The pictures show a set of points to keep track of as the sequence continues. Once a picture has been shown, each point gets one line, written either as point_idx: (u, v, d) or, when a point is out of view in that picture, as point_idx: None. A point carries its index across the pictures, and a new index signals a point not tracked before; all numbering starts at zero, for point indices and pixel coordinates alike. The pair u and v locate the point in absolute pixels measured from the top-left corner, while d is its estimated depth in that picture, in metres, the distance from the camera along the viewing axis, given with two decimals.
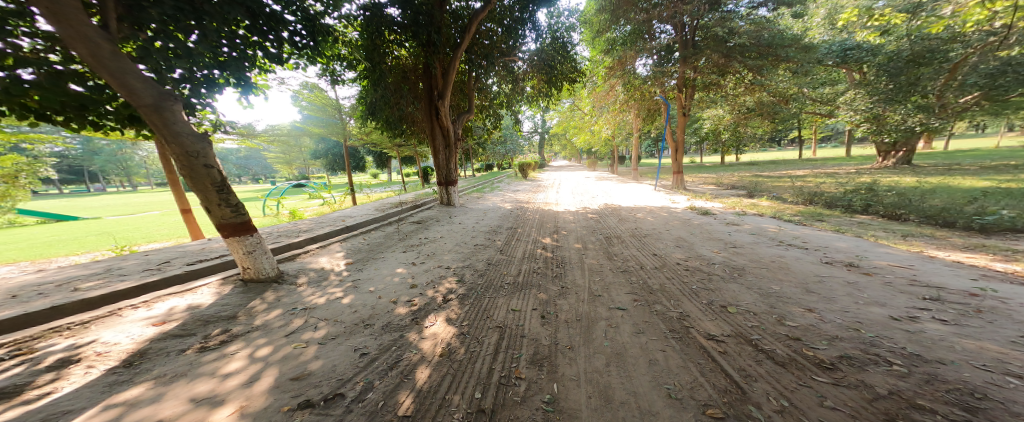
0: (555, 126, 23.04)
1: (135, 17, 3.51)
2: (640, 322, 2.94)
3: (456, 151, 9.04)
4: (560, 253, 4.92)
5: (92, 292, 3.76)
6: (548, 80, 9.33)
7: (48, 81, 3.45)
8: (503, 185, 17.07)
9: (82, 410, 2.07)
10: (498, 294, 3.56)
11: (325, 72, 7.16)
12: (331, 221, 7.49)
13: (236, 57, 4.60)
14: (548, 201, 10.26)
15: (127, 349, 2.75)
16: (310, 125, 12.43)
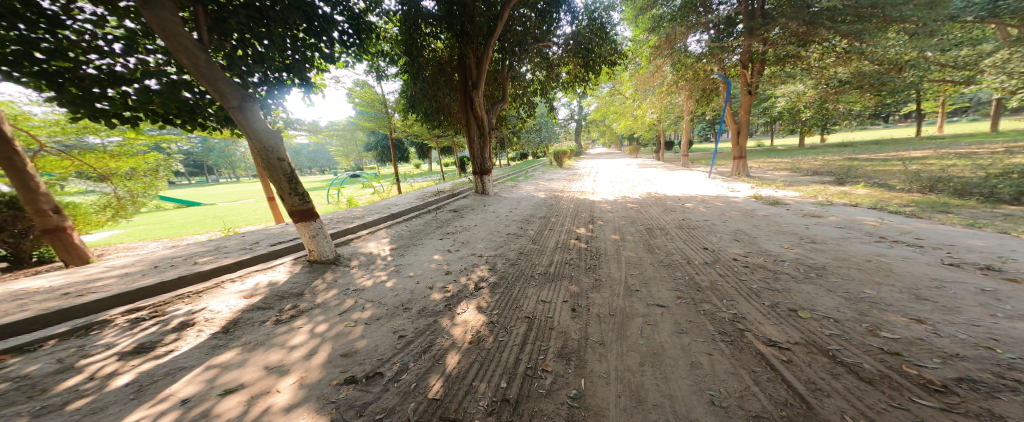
0: (592, 112, 21.98)
1: (220, 29, 4.00)
2: (683, 321, 2.72)
3: (490, 140, 9.07)
4: (596, 245, 4.73)
5: (206, 266, 4.50)
6: (585, 64, 8.90)
7: (167, 90, 4.12)
8: (538, 173, 16.93)
9: (191, 368, 2.48)
10: (529, 284, 3.54)
11: (371, 69, 7.60)
12: (379, 209, 8.06)
13: (299, 59, 5.01)
14: (584, 190, 9.95)
15: (226, 316, 3.24)
16: (360, 120, 13.41)
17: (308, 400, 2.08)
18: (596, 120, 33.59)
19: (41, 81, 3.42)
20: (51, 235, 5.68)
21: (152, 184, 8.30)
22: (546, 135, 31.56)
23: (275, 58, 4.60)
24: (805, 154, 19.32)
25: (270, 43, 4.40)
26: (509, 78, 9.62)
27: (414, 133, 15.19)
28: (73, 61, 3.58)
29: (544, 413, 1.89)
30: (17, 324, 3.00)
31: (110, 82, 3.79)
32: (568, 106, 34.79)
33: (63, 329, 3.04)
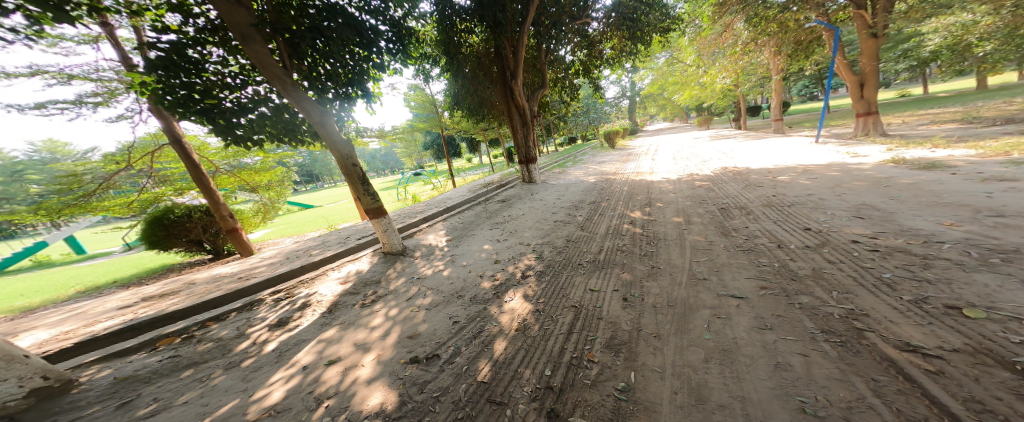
0: (647, 85, 20.11)
1: (295, 54, 4.57)
2: (767, 315, 2.34)
3: (533, 128, 8.98)
4: (653, 229, 4.40)
5: (323, 254, 5.31)
6: (628, 37, 8.18)
7: (273, 113, 4.90)
8: (588, 157, 16.27)
9: (305, 341, 2.97)
10: (575, 273, 3.49)
11: (419, 73, 8.08)
12: (437, 203, 8.63)
13: (359, 72, 5.42)
14: (641, 170, 9.26)
15: (328, 299, 3.80)
16: (415, 122, 14.38)
17: (383, 375, 2.33)
18: (651, 94, 30.84)
19: (203, 117, 4.30)
20: (232, 234, 7.48)
21: (281, 191, 10.02)
22: (597, 116, 29.99)
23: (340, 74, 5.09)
24: (947, 103, 15.01)
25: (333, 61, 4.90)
26: (547, 63, 9.27)
27: (462, 129, 15.77)
28: (216, 97, 4.43)
29: (588, 404, 1.89)
30: (214, 299, 3.95)
31: (240, 111, 4.62)
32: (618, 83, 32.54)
33: (237, 305, 3.89)
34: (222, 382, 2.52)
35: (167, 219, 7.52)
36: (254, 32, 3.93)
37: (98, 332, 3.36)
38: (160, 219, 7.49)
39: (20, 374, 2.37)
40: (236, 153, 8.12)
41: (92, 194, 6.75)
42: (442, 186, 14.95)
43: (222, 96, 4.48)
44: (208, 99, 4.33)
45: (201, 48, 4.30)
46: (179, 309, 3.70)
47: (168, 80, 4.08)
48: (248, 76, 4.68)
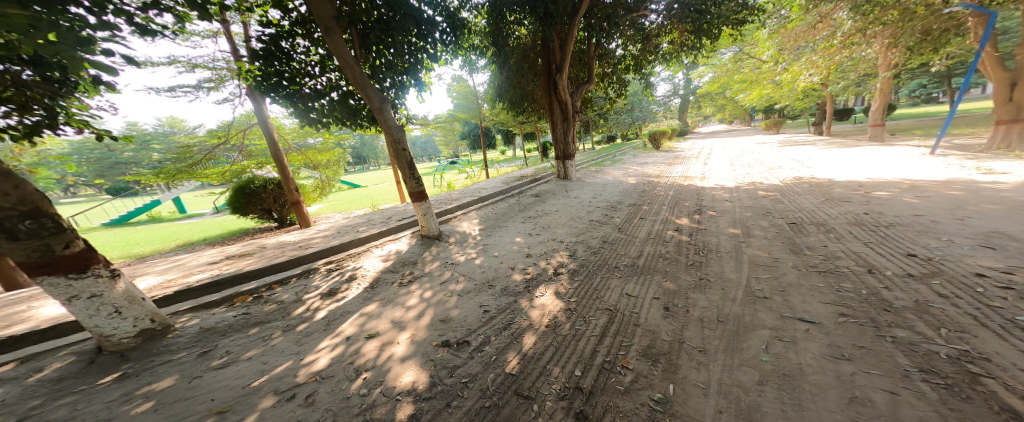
0: (710, 82, 19.02)
1: (364, 44, 4.73)
2: (848, 345, 2.10)
3: (574, 123, 8.82)
4: (702, 239, 4.17)
5: (369, 231, 5.51)
6: (694, 31, 7.69)
7: (342, 99, 5.12)
8: (628, 157, 15.75)
9: (348, 314, 3.10)
10: (608, 275, 3.44)
11: (465, 64, 8.10)
12: (471, 192, 8.71)
13: (414, 62, 5.44)
14: (689, 175, 8.77)
15: (372, 274, 3.98)
16: (457, 112, 14.64)
17: (416, 354, 2.41)
18: (706, 93, 28.70)
19: (288, 101, 4.75)
20: (295, 206, 8.00)
21: (335, 170, 10.50)
22: (642, 114, 28.56)
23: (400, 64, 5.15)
24: None
25: (394, 51, 4.94)
26: (596, 57, 9.11)
27: (500, 121, 15.78)
28: (299, 84, 4.79)
29: (621, 410, 1.84)
30: (280, 263, 4.27)
31: (314, 97, 4.92)
32: (668, 80, 30.71)
33: (297, 271, 4.18)
34: (280, 343, 2.71)
35: (249, 188, 8.34)
36: (335, 25, 3.97)
37: (189, 283, 3.79)
38: (243, 189, 8.26)
39: (136, 315, 2.72)
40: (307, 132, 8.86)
41: (199, 162, 7.80)
42: (476, 175, 15.07)
43: (307, 84, 4.86)
44: (293, 86, 4.72)
45: (291, 40, 4.62)
46: (253, 269, 4.04)
47: (266, 68, 4.47)
48: (326, 65, 4.92)
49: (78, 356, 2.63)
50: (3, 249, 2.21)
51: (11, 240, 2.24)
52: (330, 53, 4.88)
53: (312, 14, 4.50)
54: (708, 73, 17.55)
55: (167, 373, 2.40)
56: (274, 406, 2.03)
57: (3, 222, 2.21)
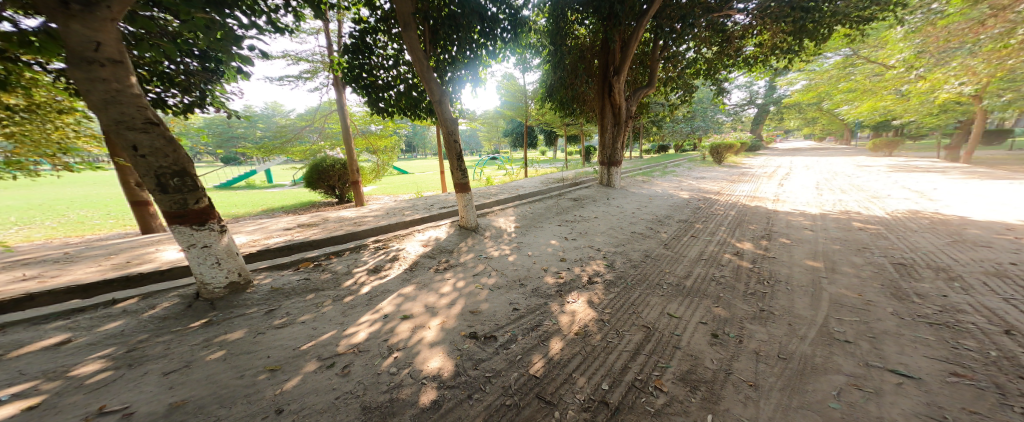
0: (797, 92, 15.34)
1: (434, 40, 4.87)
2: (945, 407, 1.81)
3: (625, 130, 8.59)
4: (768, 267, 3.82)
5: (412, 216, 5.75)
6: (792, 31, 7.01)
7: (408, 90, 5.37)
8: (682, 170, 14.92)
9: (388, 293, 3.25)
10: (647, 291, 3.30)
11: (519, 63, 8.13)
12: (508, 189, 8.80)
13: (474, 58, 5.48)
14: (759, 196, 8.11)
15: (412, 257, 4.15)
16: (504, 110, 14.78)
17: (444, 341, 2.46)
18: (789, 105, 25.55)
19: (364, 91, 5.15)
20: (354, 185, 8.53)
21: (390, 155, 11.24)
22: (706, 123, 26.48)
23: (463, 61, 5.24)
24: None
25: (457, 47, 5.02)
26: (662, 59, 8.78)
27: (545, 120, 15.72)
28: (375, 76, 5.14)
29: None
30: (336, 236, 4.59)
31: (384, 88, 5.23)
32: (745, 87, 27.92)
33: (350, 245, 4.46)
34: (328, 312, 2.91)
35: (322, 166, 9.16)
36: (412, 20, 4.14)
37: (267, 244, 4.26)
38: (317, 166, 9.18)
39: (229, 268, 3.12)
40: (371, 119, 9.39)
41: (290, 141, 8.78)
42: (514, 174, 15.19)
43: (381, 76, 5.18)
44: (370, 78, 5.10)
45: (375, 36, 4.96)
46: (316, 239, 4.41)
47: (353, 62, 4.93)
48: (399, 59, 5.18)
49: (177, 299, 3.07)
50: (156, 199, 2.72)
51: (162, 192, 2.74)
52: (404, 48, 5.12)
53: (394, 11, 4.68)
54: (801, 80, 14.60)
55: (238, 326, 2.69)
56: (316, 371, 2.17)
57: (160, 178, 2.71)
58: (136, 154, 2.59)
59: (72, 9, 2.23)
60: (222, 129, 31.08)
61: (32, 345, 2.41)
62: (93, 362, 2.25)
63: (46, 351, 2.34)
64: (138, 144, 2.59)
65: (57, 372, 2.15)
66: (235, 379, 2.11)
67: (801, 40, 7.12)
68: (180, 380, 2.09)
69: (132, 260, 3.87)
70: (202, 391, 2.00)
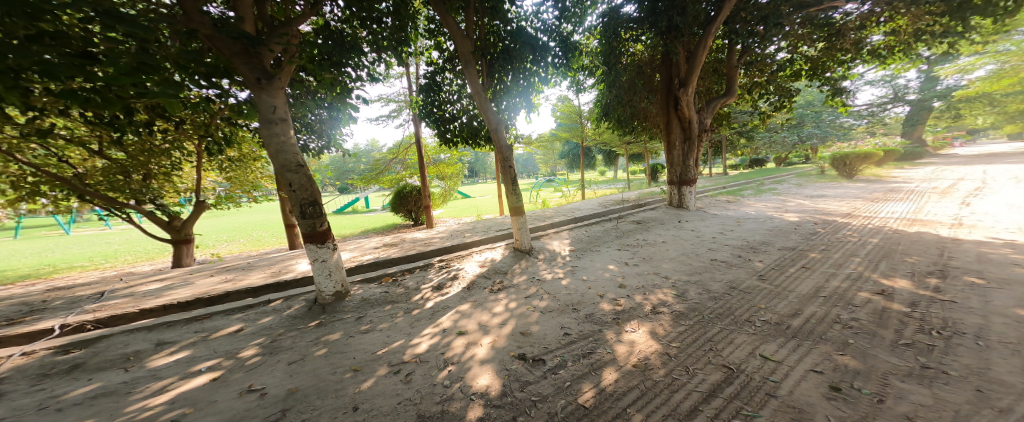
0: (974, 82, 10.05)
1: (490, 73, 5.25)
2: None
3: (697, 144, 7.93)
4: (928, 311, 2.95)
5: (472, 238, 6.10)
6: (947, 10, 5.61)
7: (469, 121, 5.92)
8: (783, 187, 12.86)
9: (447, 309, 3.48)
10: (730, 328, 2.88)
11: (572, 85, 8.27)
12: (564, 211, 8.77)
13: (526, 85, 5.76)
14: (944, 219, 6.28)
15: (470, 276, 4.38)
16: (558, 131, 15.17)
17: (494, 360, 2.52)
18: (954, 101, 19.30)
19: (434, 124, 5.86)
20: (425, 209, 9.46)
21: (456, 180, 12.00)
22: (821, 130, 21.73)
23: (516, 88, 5.56)
24: None
25: (511, 76, 5.37)
26: (749, 63, 7.95)
27: (604, 140, 15.53)
28: (444, 111, 5.82)
29: None
30: (408, 255, 5.13)
31: (451, 119, 5.88)
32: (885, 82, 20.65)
33: (420, 263, 4.93)
34: (399, 322, 3.24)
35: (404, 193, 10.71)
36: (471, 58, 4.62)
37: (361, 260, 4.99)
38: (400, 192, 10.76)
39: (338, 280, 3.73)
40: (441, 149, 10.51)
41: (383, 172, 10.28)
42: (571, 195, 15.10)
43: (448, 110, 5.84)
44: (439, 112, 5.80)
45: (443, 75, 5.65)
46: (392, 258, 5.00)
47: (426, 99, 5.66)
48: (463, 92, 5.78)
49: (303, 302, 3.80)
50: (300, 222, 3.44)
51: (303, 218, 3.44)
52: (466, 83, 5.71)
53: (457, 51, 5.31)
54: (982, 66, 8.93)
55: (336, 329, 3.17)
56: (385, 375, 2.42)
57: (303, 208, 3.42)
58: (290, 189, 3.36)
59: (263, 83, 3.14)
60: (338, 165, 38.00)
61: (220, 330, 3.28)
62: (251, 347, 2.93)
63: (228, 336, 3.17)
64: (292, 182, 3.35)
65: (230, 352, 2.87)
66: (329, 374, 2.48)
67: (964, 20, 5.64)
68: (296, 369, 2.56)
69: (279, 269, 4.96)
70: (307, 380, 2.40)
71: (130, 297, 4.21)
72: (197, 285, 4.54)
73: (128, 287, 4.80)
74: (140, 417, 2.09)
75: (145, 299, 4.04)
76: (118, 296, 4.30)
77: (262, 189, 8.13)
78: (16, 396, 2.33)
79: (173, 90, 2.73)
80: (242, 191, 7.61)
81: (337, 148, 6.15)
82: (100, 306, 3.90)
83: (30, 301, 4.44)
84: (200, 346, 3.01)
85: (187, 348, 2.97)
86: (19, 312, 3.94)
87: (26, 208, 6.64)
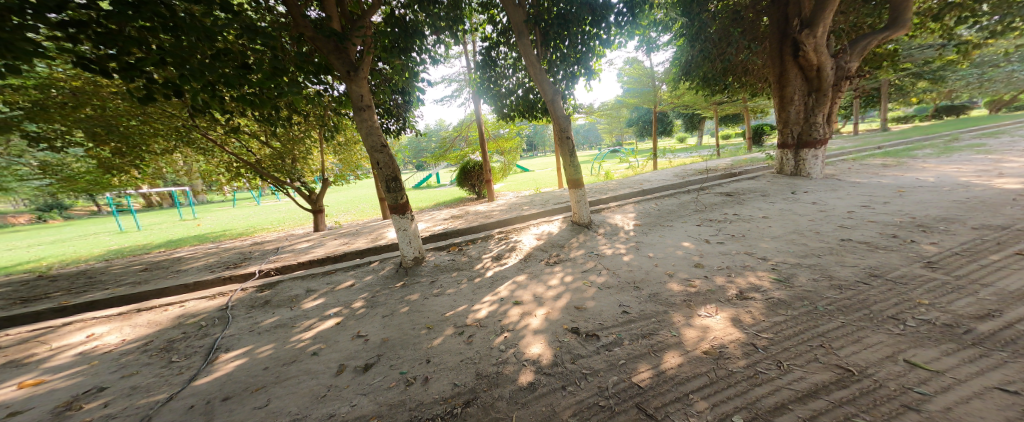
0: None
1: (545, 42, 5.04)
2: None
3: (830, 95, 6.20)
4: None
5: (530, 212, 6.16)
6: None
7: (525, 95, 5.81)
8: (981, 144, 9.12)
9: (504, 279, 3.64)
10: (857, 324, 2.27)
11: (643, 43, 7.25)
12: (631, 184, 8.09)
13: (584, 51, 5.31)
14: None
15: (526, 248, 4.47)
16: (628, 97, 13.83)
17: (547, 331, 2.57)
18: None
19: (491, 101, 5.99)
20: (486, 183, 9.83)
21: (514, 155, 12.38)
22: None
23: (573, 55, 5.20)
24: None
25: (568, 42, 5.04)
26: None
27: (686, 102, 13.49)
28: (500, 86, 5.82)
29: None
30: (470, 227, 5.48)
31: (508, 94, 5.87)
32: None
33: (481, 234, 5.22)
34: (463, 289, 3.54)
35: (467, 168, 11.42)
36: (524, 27, 4.44)
37: (433, 231, 5.55)
38: (464, 168, 11.46)
39: (413, 247, 4.22)
40: (499, 124, 10.73)
41: (449, 149, 10.97)
42: (641, 166, 13.74)
43: (504, 85, 5.82)
44: (495, 88, 5.84)
45: (497, 49, 5.59)
46: (456, 229, 5.42)
47: (483, 75, 5.75)
48: (518, 66, 5.66)
49: (392, 265, 4.46)
50: (386, 196, 3.96)
51: (389, 193, 3.94)
52: (521, 55, 5.56)
53: (509, 23, 5.16)
54: None
55: (414, 290, 3.65)
56: (450, 335, 2.70)
57: (389, 184, 3.91)
58: (378, 167, 3.87)
59: (352, 75, 3.61)
60: (419, 145, 41.28)
61: (340, 283, 4.11)
62: (358, 300, 3.60)
63: (345, 289, 3.95)
64: (379, 162, 3.84)
65: (346, 302, 3.59)
66: (410, 328, 2.90)
67: None
68: (388, 322, 3.05)
69: (377, 236, 5.88)
70: (395, 332, 2.85)
71: (290, 252, 5.59)
72: (327, 246, 5.73)
73: (289, 245, 6.38)
74: (295, 345, 2.81)
75: (299, 255, 5.32)
76: (285, 252, 5.75)
77: (362, 168, 9.55)
78: (236, 319, 3.42)
79: (297, 87, 3.33)
80: (351, 170, 9.11)
81: (411, 130, 6.74)
82: (276, 258, 5.29)
83: (242, 251, 6.31)
84: (327, 295, 3.84)
85: (323, 295, 3.84)
86: (238, 259, 5.64)
87: (233, 187, 9.32)
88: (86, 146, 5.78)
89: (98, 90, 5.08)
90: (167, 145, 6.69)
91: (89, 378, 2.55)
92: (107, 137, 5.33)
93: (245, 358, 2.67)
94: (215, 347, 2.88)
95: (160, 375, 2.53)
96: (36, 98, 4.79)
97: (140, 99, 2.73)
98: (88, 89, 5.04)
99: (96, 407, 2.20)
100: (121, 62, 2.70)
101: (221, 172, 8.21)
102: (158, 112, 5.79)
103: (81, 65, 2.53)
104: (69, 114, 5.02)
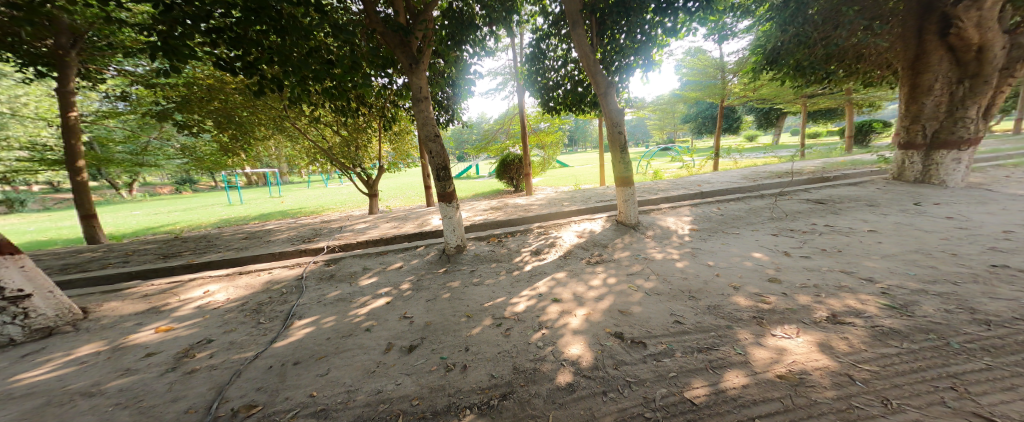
0: None
1: (600, 31, 4.86)
2: None
3: (988, 84, 5.37)
4: None
5: (569, 208, 6.04)
6: None
7: (576, 88, 5.63)
8: None
9: (542, 275, 3.59)
10: (976, 363, 1.91)
11: (714, 30, 6.68)
12: (686, 185, 7.60)
13: (645, 40, 4.97)
14: None
15: (567, 245, 4.37)
16: (684, 91, 12.96)
17: (587, 333, 2.48)
18: None
19: (539, 93, 5.90)
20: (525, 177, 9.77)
21: (555, 149, 12.21)
22: None
23: (631, 45, 4.92)
24: None
25: (625, 32, 4.78)
26: None
27: (761, 95, 12.20)
28: (549, 78, 5.69)
29: None
30: (510, 220, 5.49)
31: (555, 87, 5.74)
32: None
33: (521, 227, 5.20)
34: (501, 280, 3.55)
35: (507, 161, 11.42)
36: (579, 17, 4.27)
37: (474, 220, 5.63)
38: (504, 161, 11.47)
39: (455, 236, 4.30)
40: (541, 118, 10.57)
41: (492, 141, 11.00)
42: (694, 165, 12.85)
43: (552, 77, 5.68)
44: (543, 80, 5.73)
45: (547, 41, 5.49)
46: (498, 221, 5.45)
47: (532, 67, 5.64)
48: (568, 57, 5.49)
49: (435, 251, 4.59)
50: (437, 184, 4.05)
51: (438, 180, 4.03)
52: (571, 46, 5.40)
53: (561, 12, 4.98)
54: None
55: (455, 277, 3.73)
56: (488, 326, 2.71)
57: (441, 172, 3.99)
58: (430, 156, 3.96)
59: (412, 67, 3.69)
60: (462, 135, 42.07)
61: (390, 264, 4.30)
62: (405, 282, 3.74)
63: (394, 270, 4.12)
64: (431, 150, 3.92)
65: (395, 283, 3.74)
66: (452, 314, 2.95)
67: None
68: (431, 306, 3.14)
69: (423, 222, 6.06)
70: (437, 317, 2.92)
71: (350, 232, 5.95)
72: (380, 228, 6.02)
73: (349, 224, 6.79)
74: (352, 320, 2.97)
75: (360, 234, 5.60)
76: (345, 230, 6.13)
77: (412, 158, 9.81)
78: (311, 289, 3.70)
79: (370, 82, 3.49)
80: (403, 159, 9.50)
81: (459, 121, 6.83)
82: (342, 235, 5.61)
83: (314, 228, 6.76)
84: (379, 274, 4.02)
85: (376, 274, 4.04)
86: (312, 233, 6.09)
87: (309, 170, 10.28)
88: (212, 132, 6.85)
89: (224, 87, 6.04)
90: (267, 132, 7.56)
91: (203, 329, 2.90)
92: (228, 125, 6.35)
93: (315, 327, 2.86)
94: (291, 314, 3.13)
95: (252, 335, 2.79)
96: (186, 93, 5.92)
97: (256, 94, 3.06)
98: (217, 85, 6.02)
99: (205, 357, 2.49)
100: (243, 61, 3.06)
101: (303, 157, 9.03)
102: (264, 105, 6.48)
103: (220, 65, 2.95)
104: (204, 106, 6.05)
